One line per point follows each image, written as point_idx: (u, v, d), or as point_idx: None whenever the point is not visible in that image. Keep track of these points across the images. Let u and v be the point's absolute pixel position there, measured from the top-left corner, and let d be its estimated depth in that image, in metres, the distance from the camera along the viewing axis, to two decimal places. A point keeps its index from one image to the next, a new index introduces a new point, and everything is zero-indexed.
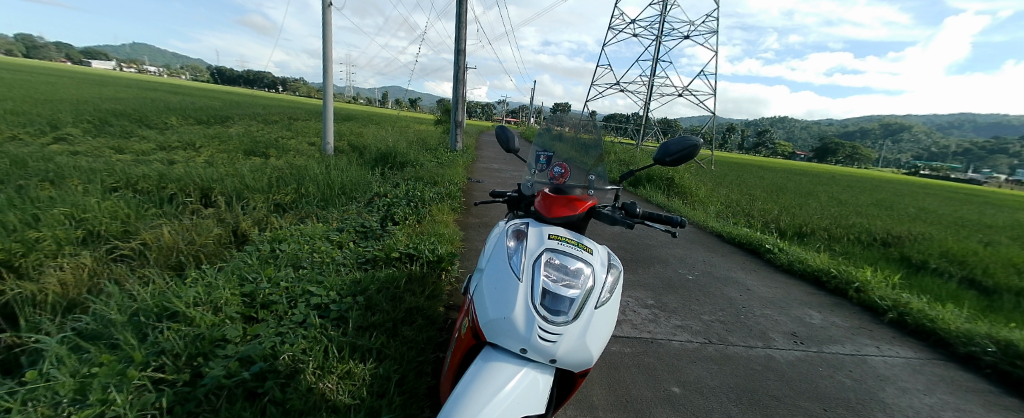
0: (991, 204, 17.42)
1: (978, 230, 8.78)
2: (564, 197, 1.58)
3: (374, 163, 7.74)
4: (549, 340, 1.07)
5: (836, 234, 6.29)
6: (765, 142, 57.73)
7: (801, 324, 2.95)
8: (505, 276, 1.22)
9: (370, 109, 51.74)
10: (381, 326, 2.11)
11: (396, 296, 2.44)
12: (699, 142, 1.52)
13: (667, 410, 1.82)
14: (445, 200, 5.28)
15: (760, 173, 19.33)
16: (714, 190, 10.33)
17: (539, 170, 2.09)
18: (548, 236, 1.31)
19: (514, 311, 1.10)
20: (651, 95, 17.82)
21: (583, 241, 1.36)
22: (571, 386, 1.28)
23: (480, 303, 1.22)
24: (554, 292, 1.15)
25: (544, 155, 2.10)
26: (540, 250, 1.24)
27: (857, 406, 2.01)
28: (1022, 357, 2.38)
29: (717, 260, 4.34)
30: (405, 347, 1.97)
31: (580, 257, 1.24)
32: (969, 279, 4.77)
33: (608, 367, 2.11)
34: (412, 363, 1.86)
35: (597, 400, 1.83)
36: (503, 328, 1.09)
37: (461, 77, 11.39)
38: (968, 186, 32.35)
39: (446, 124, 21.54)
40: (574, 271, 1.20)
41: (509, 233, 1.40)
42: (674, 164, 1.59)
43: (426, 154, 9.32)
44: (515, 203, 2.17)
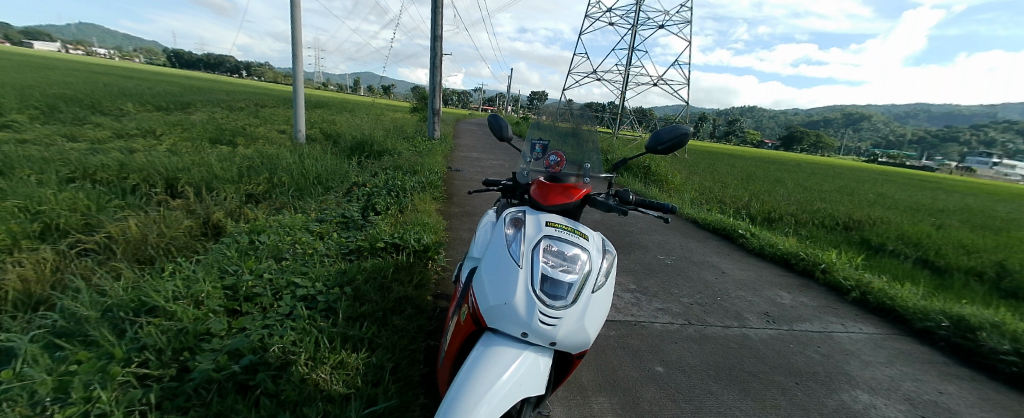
0: (943, 190, 18.66)
1: (929, 214, 9.40)
2: (559, 185, 1.59)
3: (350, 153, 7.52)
4: (549, 324, 1.09)
5: (802, 219, 6.62)
6: (734, 131, 59.72)
7: (773, 304, 3.11)
8: (504, 263, 1.22)
9: (341, 96, 49.83)
10: (371, 316, 2.08)
11: (384, 286, 2.42)
12: (689, 131, 1.56)
13: (652, 389, 1.89)
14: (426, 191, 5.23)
15: (731, 162, 20.06)
16: (688, 177, 10.64)
17: (533, 158, 2.08)
18: (545, 224, 1.31)
19: (515, 296, 1.11)
20: (627, 83, 18.04)
21: (578, 228, 1.37)
22: (567, 367, 1.31)
23: (479, 289, 1.22)
24: (552, 277, 1.16)
25: (539, 144, 2.09)
26: (538, 237, 1.24)
27: (826, 379, 2.15)
28: (972, 330, 2.60)
29: (693, 245, 4.50)
30: (397, 336, 1.95)
31: (577, 243, 1.25)
32: (923, 260, 5.13)
33: (596, 350, 2.16)
34: (404, 352, 1.85)
35: (585, 381, 1.88)
36: (504, 313, 1.10)
37: (438, 64, 11.17)
38: (919, 173, 34.43)
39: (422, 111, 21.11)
40: (571, 257, 1.21)
41: (506, 221, 1.39)
42: (665, 152, 1.63)
43: (402, 143, 9.12)
44: (510, 192, 2.15)
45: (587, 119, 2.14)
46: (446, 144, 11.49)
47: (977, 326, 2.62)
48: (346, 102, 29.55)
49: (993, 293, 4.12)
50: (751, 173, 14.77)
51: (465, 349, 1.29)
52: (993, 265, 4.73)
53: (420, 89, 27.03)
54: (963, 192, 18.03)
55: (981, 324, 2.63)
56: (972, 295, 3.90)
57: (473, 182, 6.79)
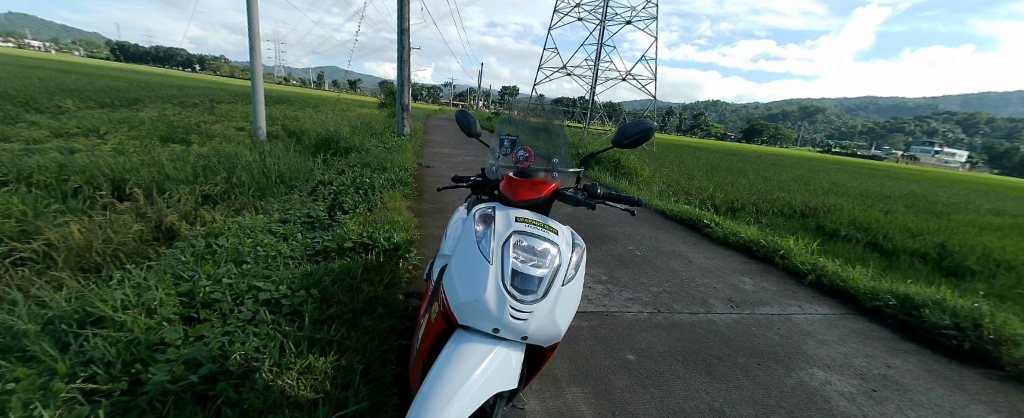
0: (889, 177, 20.06)
1: (877, 200, 10.10)
2: (528, 180, 1.59)
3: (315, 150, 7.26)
4: (519, 318, 1.10)
5: (762, 208, 6.96)
6: (699, 124, 61.94)
7: (736, 290, 3.26)
8: (474, 260, 1.22)
9: (305, 91, 47.89)
10: (339, 318, 2.03)
11: (353, 287, 2.36)
12: (654, 125, 1.59)
13: (623, 376, 1.94)
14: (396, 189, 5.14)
15: (698, 154, 20.78)
16: (657, 170, 10.95)
17: (502, 154, 2.08)
18: (515, 219, 1.31)
19: (485, 292, 1.11)
20: (597, 78, 18.29)
21: (548, 222, 1.39)
22: (539, 360, 1.32)
23: (450, 287, 1.21)
24: (523, 272, 1.17)
25: (507, 139, 2.09)
26: (508, 233, 1.25)
27: (784, 358, 2.28)
28: (916, 308, 2.83)
29: (661, 236, 4.65)
30: (367, 337, 1.92)
31: (547, 238, 1.26)
32: (872, 243, 5.50)
33: (569, 342, 2.20)
34: (375, 353, 1.82)
35: (558, 372, 1.91)
36: (474, 310, 1.10)
37: (406, 58, 10.93)
38: (867, 162, 36.86)
39: (391, 106, 20.62)
40: (541, 251, 1.22)
41: (476, 218, 1.38)
42: (630, 146, 1.67)
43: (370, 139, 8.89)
44: (480, 187, 2.10)
45: (555, 114, 2.15)
46: (416, 140, 11.29)
47: (921, 304, 2.85)
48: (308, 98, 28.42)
49: (933, 272, 4.48)
50: (716, 165, 15.36)
51: (436, 347, 1.28)
52: (933, 247, 5.14)
53: (388, 84, 26.51)
54: (905, 179, 19.49)
55: (923, 301, 2.86)
56: (916, 274, 4.22)
57: (445, 178, 6.71)
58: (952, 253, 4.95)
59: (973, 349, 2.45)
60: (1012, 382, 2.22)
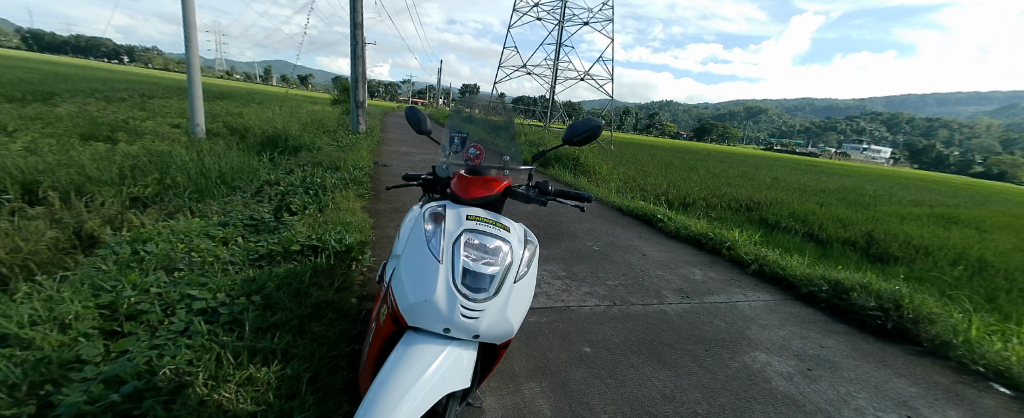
0: (825, 173, 21.84)
1: (813, 194, 10.98)
2: (479, 178, 1.59)
3: (260, 149, 6.85)
4: (470, 317, 1.09)
5: (712, 203, 7.36)
6: (655, 123, 64.54)
7: (687, 281, 3.43)
8: (424, 259, 1.20)
9: (252, 87, 45.08)
10: (285, 325, 1.93)
11: (301, 292, 2.25)
12: (601, 123, 1.64)
13: (579, 368, 1.99)
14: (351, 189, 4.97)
15: (655, 153, 21.62)
16: (615, 168, 11.29)
17: (453, 151, 2.05)
18: (466, 218, 1.31)
19: (435, 293, 1.09)
20: (556, 78, 18.57)
21: (500, 219, 1.40)
22: (493, 358, 1.32)
23: (399, 288, 1.18)
24: (474, 270, 1.17)
25: (458, 136, 2.06)
26: (458, 231, 1.24)
27: (729, 344, 2.43)
28: (845, 292, 3.10)
29: (618, 231, 4.80)
30: (315, 344, 1.84)
31: (499, 235, 1.27)
32: (809, 234, 5.96)
33: (529, 338, 2.23)
34: (324, 359, 1.75)
35: (516, 369, 1.93)
36: (424, 311, 1.08)
37: (360, 53, 10.57)
38: (805, 160, 39.95)
39: (345, 103, 19.83)
40: (493, 249, 1.23)
41: (426, 215, 1.36)
42: (580, 144, 1.70)
43: (322, 138, 8.51)
44: (431, 186, 2.08)
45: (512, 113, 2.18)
46: (373, 138, 10.94)
47: (850, 288, 3.13)
48: (255, 94, 26.70)
49: (859, 258, 4.94)
50: (671, 163, 16.06)
51: (386, 349, 1.25)
52: (860, 236, 5.65)
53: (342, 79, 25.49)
54: (836, 175, 21.36)
55: (851, 286, 3.15)
56: (845, 261, 4.63)
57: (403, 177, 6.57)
58: (874, 241, 5.50)
59: (895, 328, 2.73)
60: (929, 355, 2.49)
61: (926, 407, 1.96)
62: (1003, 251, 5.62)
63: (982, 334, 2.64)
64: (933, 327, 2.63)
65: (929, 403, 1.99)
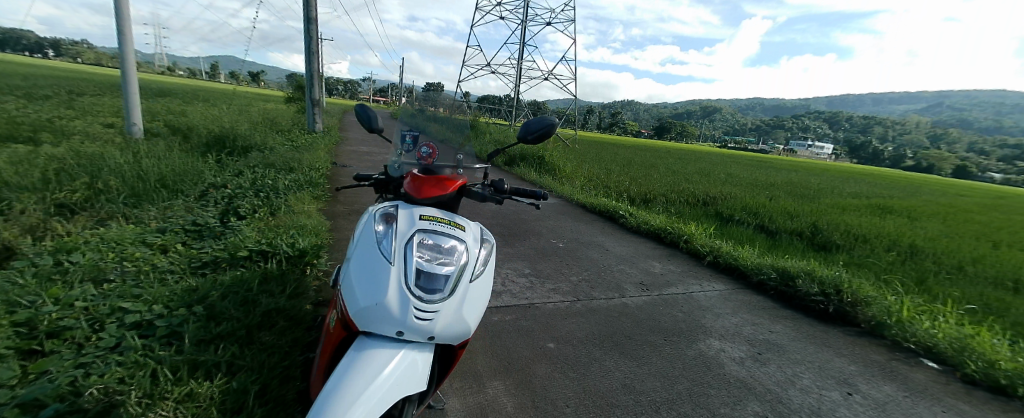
0: (776, 168, 23.24)
1: (765, 188, 11.65)
2: (433, 178, 1.58)
3: (206, 150, 6.43)
4: (424, 319, 1.08)
5: (671, 199, 7.65)
6: (619, 122, 66.28)
7: (647, 274, 3.56)
8: (375, 262, 1.18)
9: (199, 84, 42.25)
10: (231, 336, 1.83)
11: (249, 300, 2.15)
12: (555, 122, 1.66)
13: (543, 364, 2.02)
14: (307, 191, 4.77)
15: (620, 151, 22.18)
16: (580, 166, 11.50)
17: (405, 151, 1.97)
18: (419, 218, 1.31)
19: (386, 296, 1.08)
20: (521, 77, 18.66)
21: (455, 219, 1.41)
22: (451, 360, 1.31)
23: (348, 293, 1.16)
24: (427, 271, 1.17)
25: (410, 135, 1.98)
26: (411, 232, 1.24)
27: (686, 333, 2.54)
28: (791, 279, 3.32)
29: (582, 228, 4.90)
30: (264, 354, 1.75)
31: (453, 235, 1.28)
32: (760, 226, 6.33)
33: (493, 336, 2.23)
34: (275, 370, 1.67)
35: (480, 368, 1.92)
36: (375, 314, 1.06)
37: (315, 49, 10.17)
38: (758, 156, 42.31)
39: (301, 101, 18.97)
40: (447, 249, 1.24)
41: (377, 216, 1.35)
42: (535, 142, 1.71)
43: (275, 138, 8.10)
44: (384, 186, 2.01)
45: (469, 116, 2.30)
46: (331, 138, 10.55)
47: (795, 275, 3.35)
48: (201, 91, 25.06)
49: (804, 247, 5.30)
50: (634, 160, 16.55)
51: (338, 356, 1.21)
52: (805, 227, 6.06)
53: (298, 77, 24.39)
54: (784, 170, 22.83)
55: (796, 273, 3.38)
56: (791, 251, 4.95)
57: None
58: (816, 231, 5.92)
59: (836, 311, 2.95)
60: (867, 336, 2.72)
61: (864, 383, 2.14)
62: (925, 237, 6.22)
63: (911, 313, 2.91)
64: (869, 309, 2.87)
65: (866, 380, 2.17)
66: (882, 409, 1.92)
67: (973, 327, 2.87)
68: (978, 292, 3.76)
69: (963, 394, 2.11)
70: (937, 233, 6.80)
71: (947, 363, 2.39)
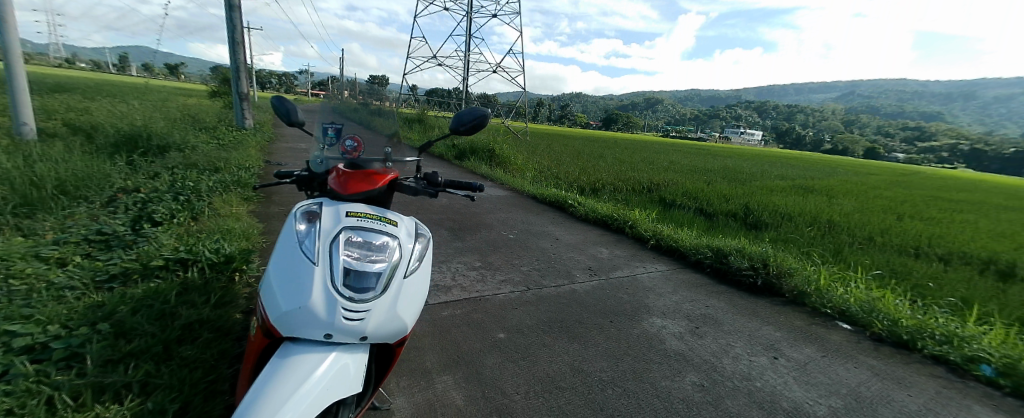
0: (714, 155, 24.88)
1: (704, 174, 12.44)
2: (361, 172, 1.51)
3: (115, 150, 5.77)
4: (354, 320, 1.05)
5: (618, 187, 7.95)
6: (570, 114, 67.43)
7: (595, 260, 3.70)
8: (298, 263, 1.14)
9: (107, 77, 37.61)
10: (145, 353, 1.67)
11: (167, 313, 1.97)
12: (487, 113, 1.64)
13: (493, 354, 2.04)
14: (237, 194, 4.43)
15: (571, 142, 22.65)
16: (531, 158, 11.62)
17: (329, 144, 1.82)
18: (345, 215, 1.29)
19: (311, 297, 1.04)
20: (470, 70, 18.49)
21: (386, 215, 1.40)
22: (390, 361, 1.28)
23: (269, 298, 1.10)
24: (356, 269, 1.15)
25: (331, 127, 1.85)
26: (336, 230, 1.22)
27: (630, 313, 2.68)
28: (724, 257, 3.61)
29: (532, 219, 4.98)
30: (185, 370, 1.62)
31: (385, 232, 1.28)
32: (699, 209, 6.76)
33: (443, 331, 2.22)
34: (199, 385, 1.54)
35: (428, 364, 1.90)
36: (299, 318, 1.01)
37: (240, 39, 9.42)
38: (698, 145, 45.00)
39: (228, 95, 17.39)
40: (377, 246, 1.23)
41: (299, 216, 1.31)
42: (467, 133, 1.71)
43: (199, 136, 7.40)
44: (307, 183, 1.85)
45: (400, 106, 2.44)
46: (263, 135, 9.81)
47: (727, 253, 3.63)
48: (109, 86, 22.35)
49: (738, 226, 5.73)
50: (585, 152, 17.00)
51: (263, 366, 1.14)
52: (737, 208, 6.56)
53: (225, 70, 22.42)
54: (722, 156, 24.48)
55: (729, 251, 3.66)
56: (725, 231, 5.35)
57: None
58: (748, 212, 6.44)
59: (764, 283, 3.24)
60: (791, 304, 3.01)
61: (789, 347, 2.38)
62: (839, 212, 6.97)
63: (828, 281, 3.25)
64: (792, 279, 3.18)
65: (789, 344, 2.42)
66: (803, 369, 2.15)
67: (876, 289, 3.27)
68: (881, 259, 4.28)
69: (871, 350, 2.42)
70: (850, 209, 7.64)
71: (858, 323, 2.71)
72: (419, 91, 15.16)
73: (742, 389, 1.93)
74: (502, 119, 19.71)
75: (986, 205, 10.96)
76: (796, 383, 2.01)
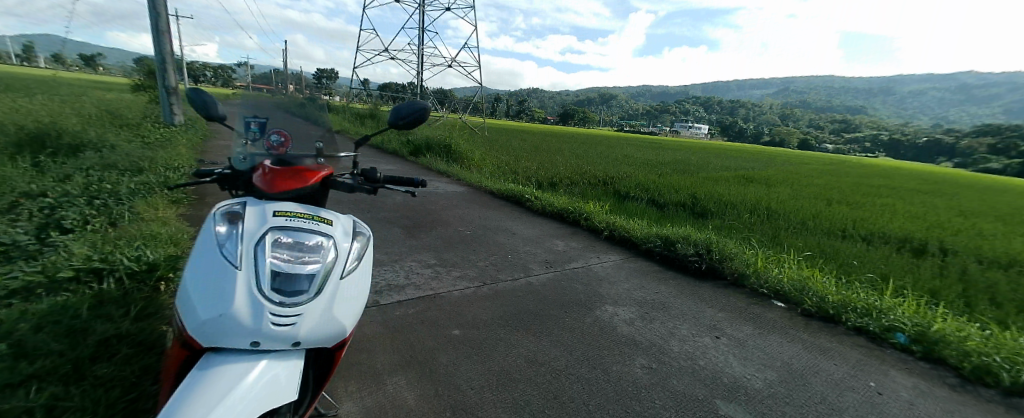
0: (667, 149, 26.00)
1: (657, 167, 13.00)
2: (290, 169, 1.44)
3: (15, 151, 5.10)
4: (284, 325, 1.02)
5: (575, 181, 8.12)
6: (529, 109, 67.80)
7: (551, 252, 3.78)
8: (218, 269, 1.08)
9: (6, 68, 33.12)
10: (52, 374, 1.51)
11: (79, 329, 1.79)
12: (427, 106, 1.63)
13: (448, 351, 2.04)
14: (166, 197, 4.08)
15: (532, 138, 22.83)
16: (490, 153, 11.60)
17: (253, 139, 1.78)
18: (272, 215, 1.23)
19: (233, 304, 0.99)
20: (425, 64, 18.10)
21: (319, 213, 1.35)
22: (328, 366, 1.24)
23: (186, 307, 1.03)
24: (285, 271, 1.10)
25: (256, 122, 1.81)
26: (262, 232, 1.16)
27: (584, 302, 2.77)
28: (671, 245, 3.80)
29: (489, 214, 4.99)
30: (100, 390, 1.48)
31: (317, 232, 1.23)
32: (650, 200, 7.06)
33: (395, 331, 2.19)
34: (118, 405, 1.42)
35: (379, 366, 1.87)
36: (220, 327, 0.96)
37: (166, 28, 8.62)
38: (653, 139, 46.82)
39: (154, 89, 15.87)
40: (309, 246, 1.18)
41: (219, 218, 1.22)
42: (407, 127, 1.67)
43: (119, 134, 6.70)
44: (231, 181, 1.66)
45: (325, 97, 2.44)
46: (197, 133, 9.07)
47: (674, 241, 3.84)
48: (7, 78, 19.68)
49: (687, 216, 6.04)
50: (545, 147, 17.22)
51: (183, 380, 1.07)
52: (685, 199, 6.91)
53: (151, 62, 20.41)
54: (674, 149, 25.68)
55: (676, 239, 3.86)
56: (673, 220, 5.62)
57: None
58: (696, 202, 6.80)
59: (707, 268, 3.46)
60: (733, 286, 3.23)
61: (729, 326, 2.55)
62: (776, 200, 7.54)
63: (764, 263, 3.51)
64: (733, 263, 3.41)
65: (729, 324, 2.60)
66: (742, 346, 2.32)
67: (804, 269, 3.58)
68: (811, 241, 4.69)
69: (801, 325, 2.65)
70: (786, 196, 8.29)
71: (791, 301, 2.96)
72: (371, 86, 14.62)
73: (687, 368, 2.06)
74: (460, 115, 19.50)
75: (898, 189, 12.29)
76: (736, 360, 2.17)
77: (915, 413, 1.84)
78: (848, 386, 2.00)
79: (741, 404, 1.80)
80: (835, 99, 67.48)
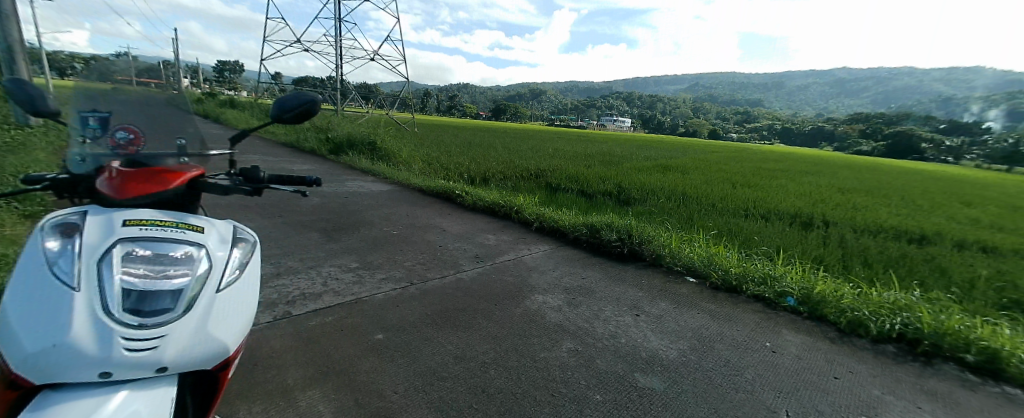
0: (598, 141, 27.28)
1: (586, 159, 13.60)
2: (147, 172, 1.25)
3: None
4: (144, 349, 0.91)
5: (506, 175, 8.20)
6: (464, 105, 67.00)
7: (481, 247, 3.79)
8: (49, 293, 0.93)
9: None
10: None
11: None
12: (317, 98, 1.53)
13: (371, 358, 1.96)
14: (16, 212, 3.41)
15: (467, 134, 22.66)
16: (422, 150, 11.30)
17: (91, 137, 1.52)
18: (123, 224, 1.08)
19: (70, 333, 0.86)
20: (344, 58, 17.05)
21: (187, 220, 1.21)
22: (212, 389, 1.14)
23: (10, 342, 0.88)
24: (141, 288, 0.98)
25: (94, 117, 1.55)
26: (108, 245, 1.01)
27: (514, 293, 2.82)
28: (595, 232, 4.01)
29: (418, 212, 4.87)
30: None
31: (183, 240, 1.11)
32: (579, 191, 7.36)
33: (311, 342, 2.06)
34: None
35: (290, 381, 1.75)
36: (55, 360, 0.84)
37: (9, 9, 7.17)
38: (584, 133, 48.68)
39: None
40: (172, 258, 1.06)
41: (52, 234, 1.05)
42: (295, 121, 1.57)
43: None
44: (69, 188, 1.40)
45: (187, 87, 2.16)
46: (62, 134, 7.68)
47: (598, 228, 4.05)
48: None
49: (613, 204, 6.40)
50: (480, 142, 17.18)
51: None
52: (610, 189, 7.29)
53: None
54: (602, 142, 27.06)
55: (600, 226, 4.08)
56: (598, 209, 5.92)
57: None
58: (621, 191, 7.22)
59: (629, 251, 3.70)
60: (650, 266, 3.49)
61: (647, 304, 2.76)
62: (690, 185, 8.26)
63: (677, 243, 3.84)
64: (650, 245, 3.69)
65: (648, 301, 2.81)
66: (658, 321, 2.52)
67: (711, 246, 3.98)
68: (718, 221, 5.23)
69: (709, 297, 2.95)
70: (698, 182, 9.14)
71: (701, 276, 3.27)
72: (285, 81, 13.46)
73: (611, 347, 2.19)
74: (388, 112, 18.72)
75: (789, 171, 14.13)
76: (654, 334, 2.36)
77: (800, 365, 2.13)
78: (748, 348, 2.27)
79: (657, 375, 1.96)
80: (740, 94, 75.54)
